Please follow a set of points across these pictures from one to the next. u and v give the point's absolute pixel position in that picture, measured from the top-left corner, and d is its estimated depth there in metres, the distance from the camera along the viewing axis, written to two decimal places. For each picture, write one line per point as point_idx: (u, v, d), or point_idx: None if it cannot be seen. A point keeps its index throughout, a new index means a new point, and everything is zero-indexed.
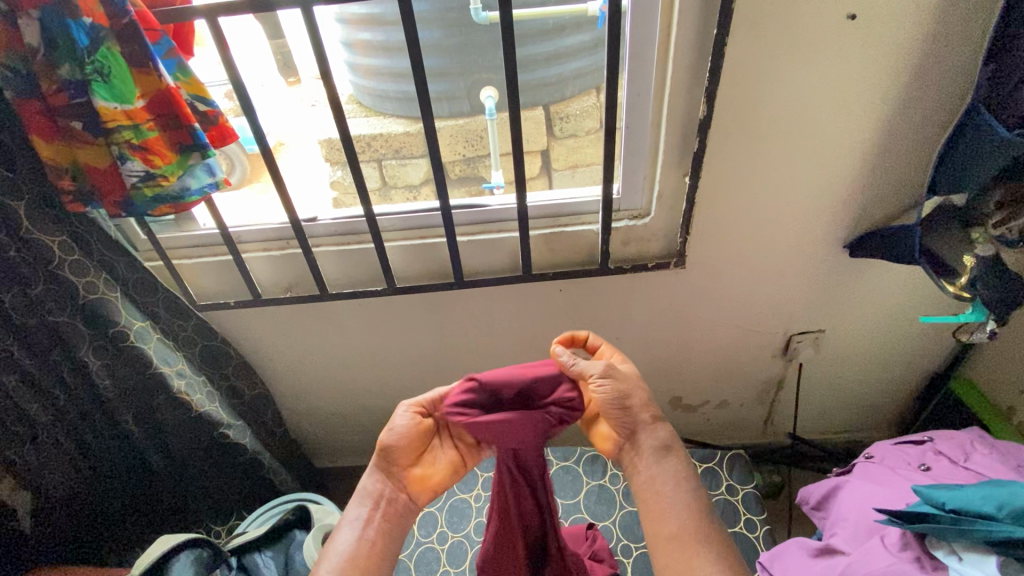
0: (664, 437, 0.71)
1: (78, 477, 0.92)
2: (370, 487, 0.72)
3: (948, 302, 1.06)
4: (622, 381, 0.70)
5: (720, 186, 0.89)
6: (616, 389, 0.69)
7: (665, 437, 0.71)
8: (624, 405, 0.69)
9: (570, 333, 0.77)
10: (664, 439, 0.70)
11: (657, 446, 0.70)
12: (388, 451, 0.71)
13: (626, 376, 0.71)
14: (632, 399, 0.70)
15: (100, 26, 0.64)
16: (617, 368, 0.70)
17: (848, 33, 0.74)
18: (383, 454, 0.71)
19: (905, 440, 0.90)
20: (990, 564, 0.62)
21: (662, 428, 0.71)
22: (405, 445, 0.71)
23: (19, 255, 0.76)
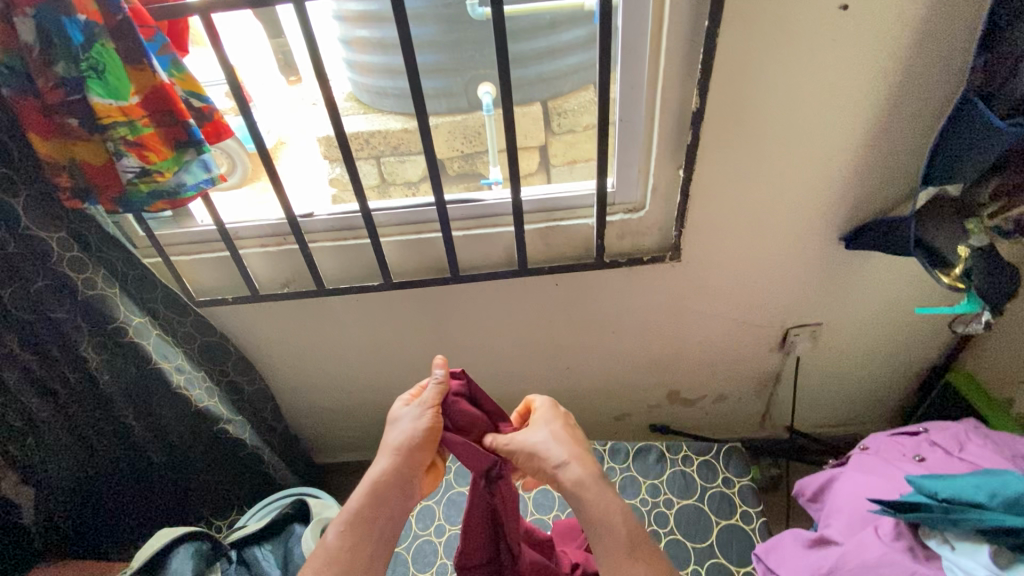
0: (580, 473, 0.65)
1: (81, 474, 0.92)
2: (391, 476, 0.67)
3: (945, 293, 1.06)
4: (519, 439, 0.71)
5: (714, 179, 0.89)
6: (513, 447, 0.70)
7: (583, 473, 0.65)
8: (527, 457, 0.69)
9: (527, 401, 0.79)
10: (576, 480, 0.65)
11: (570, 485, 0.65)
12: (411, 445, 0.69)
13: (525, 435, 0.71)
14: (534, 457, 0.68)
15: (93, 23, 0.65)
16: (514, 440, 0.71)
17: (839, 23, 0.74)
18: (407, 448, 0.69)
19: (901, 431, 0.90)
20: (982, 552, 0.62)
21: (582, 462, 0.67)
22: (437, 440, 0.71)
23: (19, 252, 0.77)
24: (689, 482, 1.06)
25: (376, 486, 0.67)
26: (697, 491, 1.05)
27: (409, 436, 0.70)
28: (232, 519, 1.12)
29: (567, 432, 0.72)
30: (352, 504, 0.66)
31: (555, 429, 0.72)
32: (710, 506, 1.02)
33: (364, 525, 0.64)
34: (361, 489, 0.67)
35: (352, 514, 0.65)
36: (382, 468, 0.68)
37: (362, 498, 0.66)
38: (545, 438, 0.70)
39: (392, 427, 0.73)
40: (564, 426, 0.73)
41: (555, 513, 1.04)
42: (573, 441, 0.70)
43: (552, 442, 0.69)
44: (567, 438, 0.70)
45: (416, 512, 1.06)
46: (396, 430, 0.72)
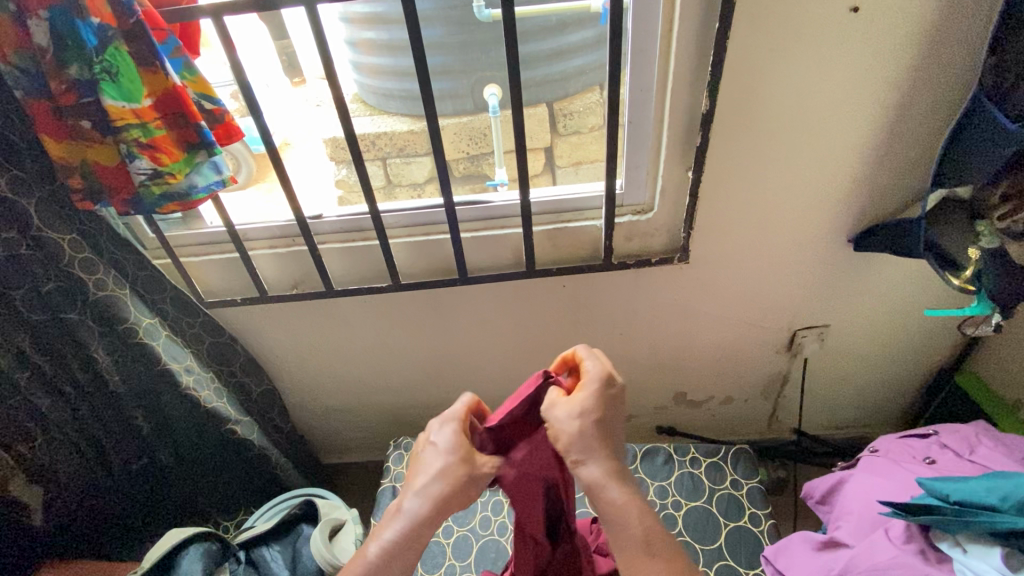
0: (596, 474, 0.63)
1: (90, 475, 0.93)
2: (424, 528, 0.62)
3: (954, 295, 1.06)
4: (550, 418, 0.66)
5: (723, 180, 0.89)
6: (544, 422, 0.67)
7: (600, 474, 0.63)
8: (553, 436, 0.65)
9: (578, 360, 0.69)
10: (593, 481, 0.63)
11: (586, 483, 0.63)
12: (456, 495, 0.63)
13: (556, 415, 0.66)
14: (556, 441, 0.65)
15: (107, 26, 0.65)
16: (550, 416, 0.66)
17: (849, 26, 0.74)
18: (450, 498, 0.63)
19: (911, 433, 0.90)
20: (995, 555, 0.62)
21: (600, 462, 0.63)
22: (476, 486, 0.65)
23: (31, 253, 0.77)
24: (697, 484, 1.06)
25: (407, 533, 0.62)
26: (705, 492, 1.05)
27: (454, 485, 0.63)
28: (240, 519, 1.12)
29: (601, 429, 0.64)
30: (376, 544, 0.62)
31: (588, 421, 0.64)
32: (719, 508, 1.02)
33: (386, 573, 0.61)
34: (391, 535, 0.61)
35: (376, 558, 0.61)
36: (416, 515, 0.62)
37: (391, 544, 0.61)
38: (574, 432, 0.64)
39: (434, 455, 0.65)
40: (598, 420, 0.64)
41: None
42: (601, 440, 0.64)
43: (578, 441, 0.63)
44: (597, 439, 0.64)
45: None
46: (437, 462, 0.64)
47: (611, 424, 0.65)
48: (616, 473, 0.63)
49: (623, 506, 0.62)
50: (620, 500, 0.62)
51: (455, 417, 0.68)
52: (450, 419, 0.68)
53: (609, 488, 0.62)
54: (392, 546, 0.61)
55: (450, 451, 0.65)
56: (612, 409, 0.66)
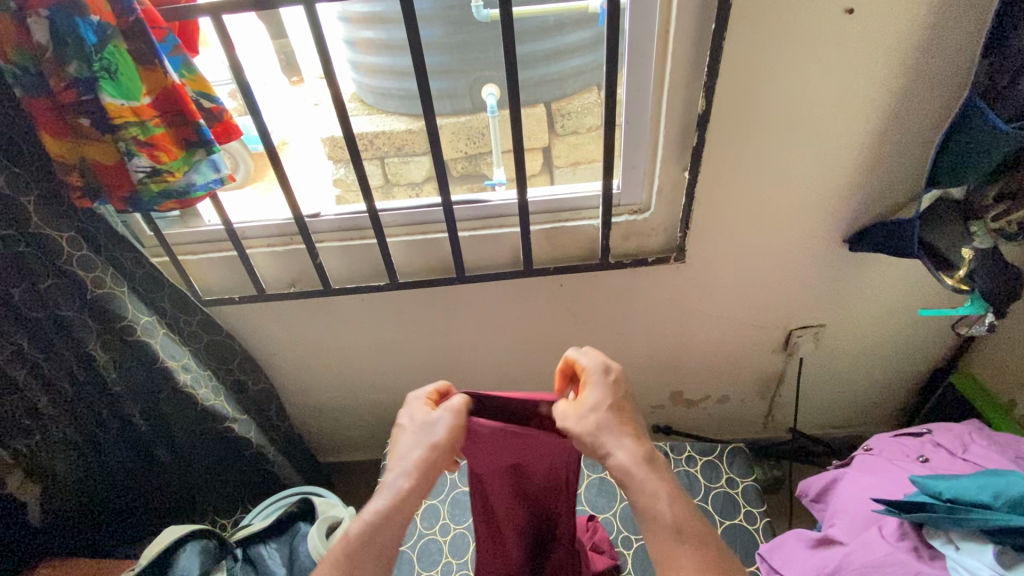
0: (626, 461, 0.61)
1: (87, 471, 0.92)
2: (407, 495, 0.62)
3: (948, 295, 1.07)
4: (569, 424, 0.66)
5: (719, 181, 0.89)
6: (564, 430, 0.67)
7: (629, 460, 0.61)
8: (580, 440, 0.65)
9: (573, 361, 0.71)
10: (624, 466, 0.61)
11: (619, 472, 0.61)
12: (440, 452, 0.64)
13: (574, 416, 0.66)
14: (583, 441, 0.65)
15: (107, 24, 0.65)
16: (567, 422, 0.66)
17: (845, 27, 0.75)
18: (435, 455, 0.64)
19: (905, 432, 0.90)
20: (987, 552, 0.63)
21: (629, 449, 0.62)
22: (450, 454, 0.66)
23: (29, 250, 0.77)
24: (693, 482, 1.06)
25: (392, 504, 0.61)
26: (701, 490, 1.05)
27: (435, 443, 0.64)
28: (237, 517, 1.12)
29: (617, 415, 0.66)
30: (360, 520, 0.61)
31: (603, 411, 0.66)
32: (715, 506, 1.03)
33: (376, 546, 0.59)
34: (374, 508, 0.61)
35: (361, 532, 0.60)
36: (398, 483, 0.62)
37: (375, 516, 0.60)
38: (594, 428, 0.64)
39: (406, 434, 0.67)
40: (611, 407, 0.66)
41: None
42: (623, 425, 0.65)
43: (603, 433, 0.64)
44: (617, 424, 0.65)
45: (421, 510, 1.07)
46: (416, 432, 0.66)
47: (625, 408, 0.67)
48: (644, 459, 0.62)
49: (656, 492, 0.60)
50: (652, 484, 0.60)
51: (420, 402, 0.70)
52: (416, 405, 0.70)
53: (637, 474, 0.60)
54: (378, 518, 0.60)
55: (420, 427, 0.67)
56: (621, 393, 0.68)
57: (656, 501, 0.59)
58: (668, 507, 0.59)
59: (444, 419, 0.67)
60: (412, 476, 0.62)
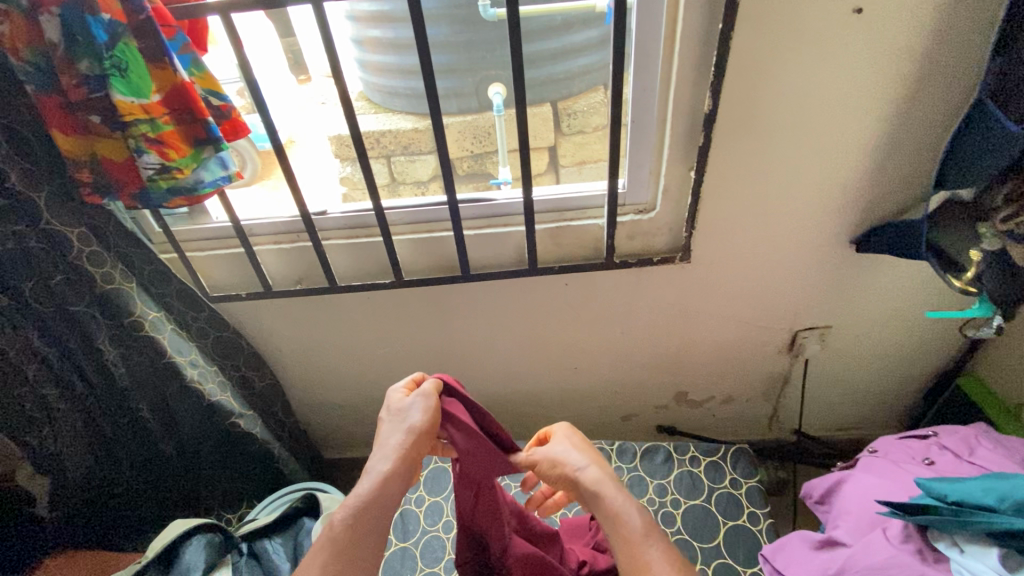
0: (598, 474, 0.71)
1: (94, 464, 0.93)
2: (389, 479, 0.65)
3: (955, 297, 1.06)
4: (541, 452, 0.77)
5: (724, 181, 0.89)
6: (533, 461, 0.76)
7: (600, 474, 0.71)
8: (551, 466, 0.75)
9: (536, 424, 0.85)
10: (596, 479, 0.70)
11: (591, 486, 0.70)
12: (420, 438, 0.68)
13: (546, 449, 0.77)
14: (556, 466, 0.75)
15: (118, 23, 0.66)
16: (538, 452, 0.77)
17: (854, 27, 0.74)
18: (414, 441, 0.68)
19: (910, 435, 0.90)
20: (992, 555, 0.62)
21: (598, 465, 0.73)
22: (427, 436, 0.69)
23: (40, 246, 0.78)
24: (696, 483, 1.06)
25: (375, 487, 0.64)
26: (704, 491, 1.05)
27: (415, 430, 0.68)
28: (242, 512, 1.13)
29: (581, 445, 0.78)
30: (344, 506, 0.63)
31: (570, 442, 0.78)
32: (717, 507, 1.03)
33: (363, 528, 0.61)
34: (356, 493, 0.63)
35: (346, 515, 0.62)
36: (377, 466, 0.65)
37: (358, 499, 0.63)
38: (564, 451, 0.75)
39: (385, 425, 0.70)
40: (578, 440, 0.78)
41: (562, 512, 1.06)
42: (589, 451, 0.77)
43: (572, 454, 0.75)
44: (585, 449, 0.76)
45: (424, 508, 1.08)
46: (395, 420, 0.70)
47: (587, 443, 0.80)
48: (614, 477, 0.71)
49: (626, 502, 0.67)
50: (622, 493, 0.68)
51: (398, 391, 0.75)
52: (395, 395, 0.74)
53: None
54: (362, 502, 0.63)
55: (398, 415, 0.71)
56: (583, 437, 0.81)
57: (625, 511, 0.66)
58: (639, 514, 0.65)
59: (419, 403, 0.71)
60: (390, 457, 0.66)
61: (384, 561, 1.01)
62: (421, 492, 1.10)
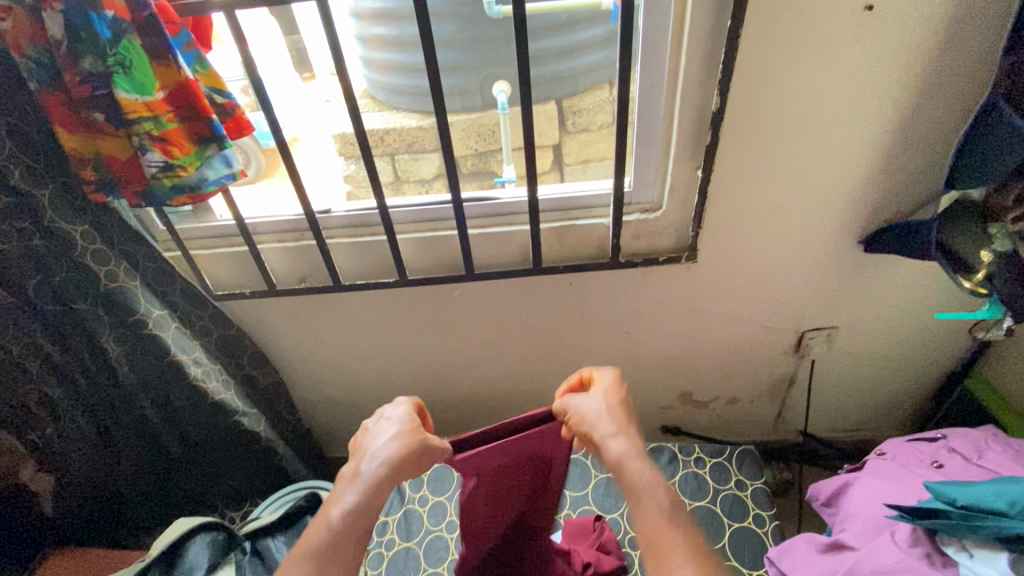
0: (625, 447, 0.65)
1: (100, 463, 0.93)
2: (382, 487, 0.63)
3: (964, 299, 1.05)
4: (574, 403, 0.72)
5: (732, 180, 0.88)
6: (566, 410, 0.72)
7: (627, 447, 0.65)
8: (580, 420, 0.70)
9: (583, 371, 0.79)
10: (621, 453, 0.64)
11: (614, 457, 0.64)
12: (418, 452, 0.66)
13: (580, 400, 0.72)
14: (584, 422, 0.70)
15: (121, 19, 0.65)
16: (572, 401, 0.73)
17: (864, 24, 0.73)
18: (412, 455, 0.66)
19: (918, 437, 0.89)
20: (1001, 561, 0.61)
21: (628, 437, 0.66)
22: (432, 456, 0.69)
23: (44, 245, 0.78)
24: (701, 484, 1.05)
25: (366, 493, 0.62)
26: (710, 492, 1.04)
27: (414, 443, 0.66)
28: (246, 510, 1.13)
29: (619, 407, 0.71)
30: (339, 509, 0.61)
31: (606, 400, 0.72)
32: (723, 508, 1.02)
33: (351, 535, 0.60)
34: (354, 496, 0.62)
35: (343, 520, 0.60)
36: (378, 471, 0.63)
37: (356, 504, 0.61)
38: (599, 408, 0.70)
39: (382, 434, 0.69)
40: (618, 401, 0.72)
41: (566, 513, 1.05)
42: (625, 418, 0.70)
43: (604, 416, 0.69)
44: (621, 416, 0.70)
45: (428, 507, 1.07)
46: (394, 431, 0.68)
47: (630, 407, 0.72)
48: (643, 452, 0.64)
49: (652, 481, 0.61)
50: (647, 472, 0.62)
51: (402, 407, 0.73)
52: (398, 410, 0.72)
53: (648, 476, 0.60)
54: (352, 507, 0.61)
55: (399, 426, 0.69)
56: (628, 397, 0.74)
57: (652, 488, 0.60)
58: (666, 496, 0.59)
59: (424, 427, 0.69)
60: (394, 464, 0.64)
61: (388, 561, 1.01)
62: (425, 491, 1.09)
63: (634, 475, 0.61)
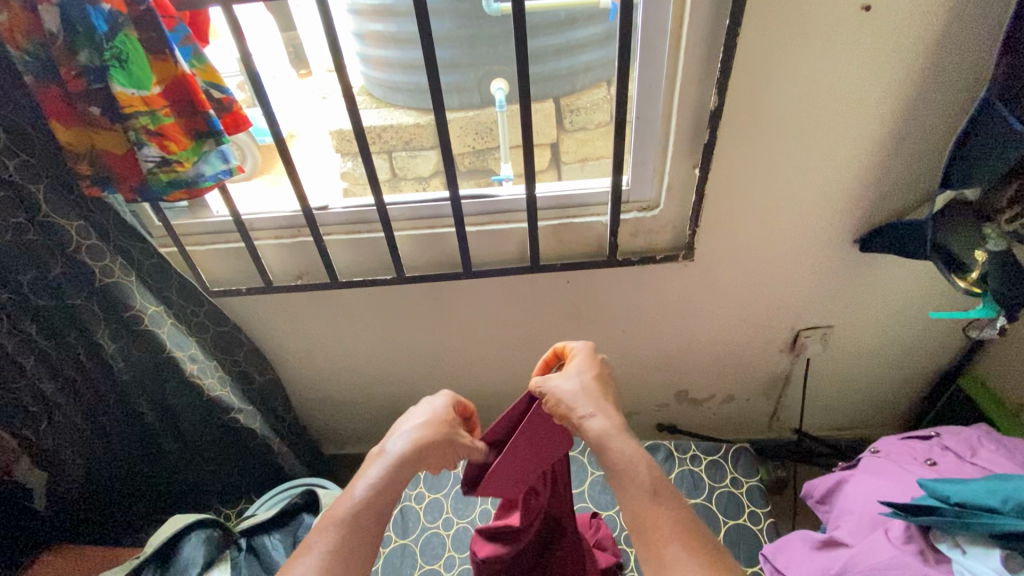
0: (604, 426, 0.62)
1: (92, 459, 0.93)
2: (405, 469, 0.63)
3: (958, 298, 1.06)
4: (550, 384, 0.68)
5: (729, 179, 0.89)
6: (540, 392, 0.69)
7: (607, 426, 0.62)
8: (557, 402, 0.67)
9: (559, 348, 0.76)
10: (600, 432, 0.62)
11: (593, 437, 0.62)
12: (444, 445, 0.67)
13: (555, 381, 0.69)
14: (560, 404, 0.67)
15: (118, 13, 0.65)
16: (548, 382, 0.69)
17: (862, 24, 0.74)
18: (439, 446, 0.66)
19: (912, 435, 0.90)
20: (994, 558, 0.62)
21: (607, 414, 0.64)
22: (459, 453, 0.69)
23: (39, 239, 0.77)
24: (697, 482, 1.06)
25: (389, 471, 0.62)
26: (705, 490, 1.05)
27: (444, 436, 0.67)
28: (242, 507, 1.12)
29: (597, 382, 0.69)
30: (363, 483, 0.61)
31: (584, 377, 0.69)
32: (718, 506, 1.03)
33: (371, 511, 0.58)
34: (378, 471, 0.61)
35: (366, 492, 0.59)
36: (402, 451, 0.64)
37: (379, 479, 0.61)
38: (575, 388, 0.67)
39: (413, 420, 0.69)
40: (595, 375, 0.69)
41: None
42: (603, 394, 0.67)
43: (582, 395, 0.66)
44: (598, 392, 0.67)
45: (424, 504, 1.07)
46: (427, 419, 0.69)
47: (608, 381, 0.70)
48: (623, 430, 0.62)
49: (633, 457, 0.59)
50: (628, 450, 0.60)
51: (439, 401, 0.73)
52: (435, 403, 0.73)
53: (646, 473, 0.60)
54: (375, 482, 0.60)
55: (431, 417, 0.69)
56: (605, 372, 0.71)
57: (632, 467, 0.58)
58: (646, 471, 0.57)
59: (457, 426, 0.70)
60: (419, 445, 0.64)
61: (384, 558, 1.01)
62: (421, 488, 1.09)
63: (615, 456, 0.59)
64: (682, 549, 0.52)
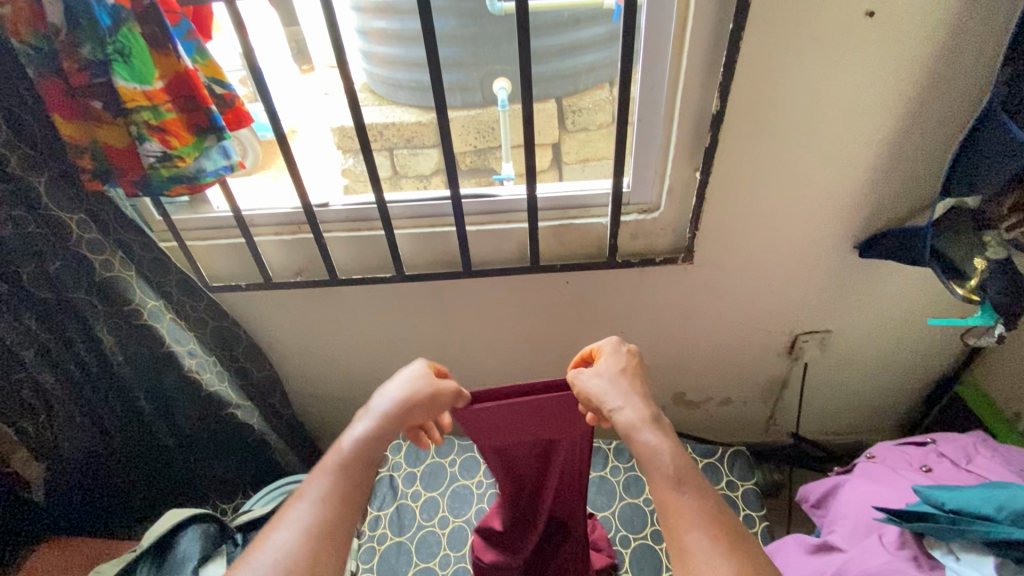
0: (633, 417, 0.62)
1: (92, 452, 0.93)
2: (391, 423, 0.64)
3: (957, 305, 1.06)
4: (580, 379, 0.69)
5: (730, 182, 0.89)
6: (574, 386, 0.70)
7: (636, 417, 0.62)
8: (589, 397, 0.68)
9: (589, 348, 0.75)
10: (629, 423, 0.62)
11: (624, 428, 0.63)
12: (432, 401, 0.68)
13: (586, 376, 0.69)
14: (592, 398, 0.67)
15: (121, 7, 0.65)
16: (581, 375, 0.70)
17: (865, 30, 0.74)
18: (426, 403, 0.68)
19: (907, 441, 0.90)
20: (988, 565, 0.62)
21: (637, 407, 0.64)
22: (442, 405, 0.70)
23: (39, 232, 0.77)
24: None
25: (375, 427, 0.63)
26: None
27: (430, 394, 0.68)
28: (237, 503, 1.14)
29: (628, 376, 0.68)
30: (351, 437, 0.62)
31: (615, 372, 0.69)
32: None
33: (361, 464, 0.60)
34: (366, 426, 0.63)
35: (353, 446, 0.61)
36: (389, 406, 0.65)
37: (366, 434, 0.62)
38: (606, 383, 0.67)
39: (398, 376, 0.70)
40: (626, 370, 0.69)
41: None
42: (633, 386, 0.67)
43: (612, 389, 0.66)
44: (628, 384, 0.67)
45: (420, 502, 1.07)
46: (411, 378, 0.69)
47: (638, 374, 0.70)
48: (652, 421, 0.62)
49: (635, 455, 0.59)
50: (655, 441, 0.59)
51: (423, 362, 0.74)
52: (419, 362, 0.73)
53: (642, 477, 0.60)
54: (364, 435, 0.62)
55: (416, 375, 0.70)
56: (636, 366, 0.71)
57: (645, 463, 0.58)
58: (670, 459, 0.57)
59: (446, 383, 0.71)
60: (402, 402, 0.66)
61: (379, 556, 1.01)
62: (417, 486, 1.10)
63: (641, 445, 0.59)
64: (694, 534, 0.52)
